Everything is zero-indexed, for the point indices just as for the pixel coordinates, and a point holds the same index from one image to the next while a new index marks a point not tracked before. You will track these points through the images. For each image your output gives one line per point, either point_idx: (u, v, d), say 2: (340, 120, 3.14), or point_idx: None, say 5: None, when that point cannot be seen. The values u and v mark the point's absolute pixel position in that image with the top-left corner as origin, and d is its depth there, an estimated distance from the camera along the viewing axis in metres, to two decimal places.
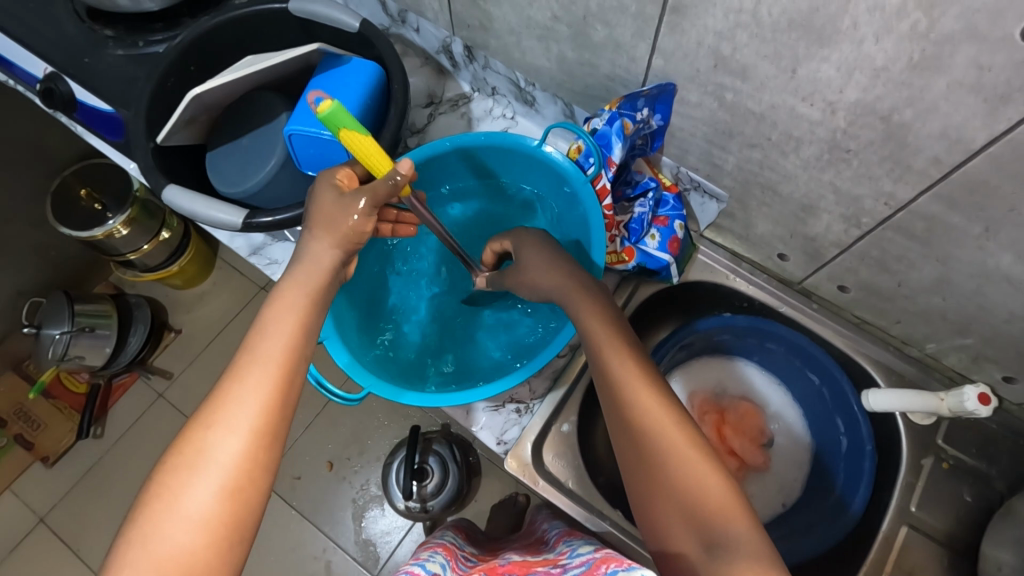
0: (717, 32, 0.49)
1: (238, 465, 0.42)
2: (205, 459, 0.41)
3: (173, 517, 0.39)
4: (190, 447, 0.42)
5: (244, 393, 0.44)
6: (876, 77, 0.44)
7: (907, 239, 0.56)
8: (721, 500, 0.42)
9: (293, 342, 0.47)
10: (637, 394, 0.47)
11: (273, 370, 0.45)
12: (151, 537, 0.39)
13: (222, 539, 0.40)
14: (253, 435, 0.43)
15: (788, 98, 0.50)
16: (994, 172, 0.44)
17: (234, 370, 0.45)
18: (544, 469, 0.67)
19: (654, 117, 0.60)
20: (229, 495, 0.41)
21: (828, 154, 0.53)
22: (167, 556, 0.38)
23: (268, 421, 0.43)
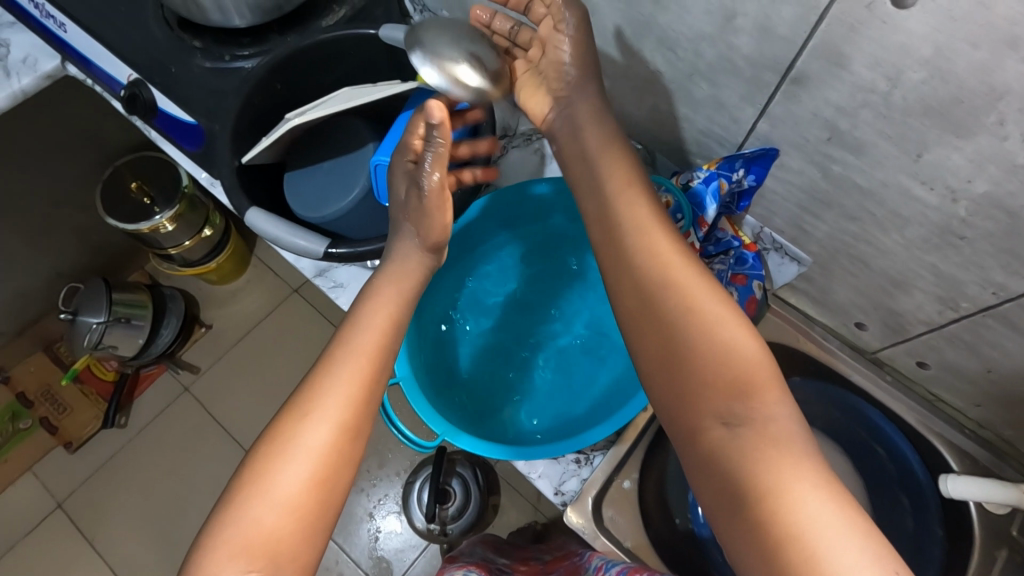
0: (838, 107, 0.48)
1: (324, 453, 0.43)
2: (296, 445, 0.43)
3: (263, 499, 0.41)
4: (283, 435, 0.44)
5: (337, 383, 0.46)
6: (1012, 173, 0.42)
7: (1008, 330, 0.54)
8: (752, 372, 0.41)
9: (383, 340, 0.50)
10: (663, 264, 0.46)
11: (361, 364, 0.48)
12: (241, 517, 0.41)
13: (306, 523, 0.41)
14: (341, 426, 0.45)
15: (904, 179, 0.49)
16: None
17: (327, 363, 0.48)
18: (603, 525, 0.65)
19: (748, 177, 0.58)
20: (317, 482, 0.43)
21: (936, 238, 0.51)
22: (256, 536, 0.40)
23: (354, 416, 0.46)
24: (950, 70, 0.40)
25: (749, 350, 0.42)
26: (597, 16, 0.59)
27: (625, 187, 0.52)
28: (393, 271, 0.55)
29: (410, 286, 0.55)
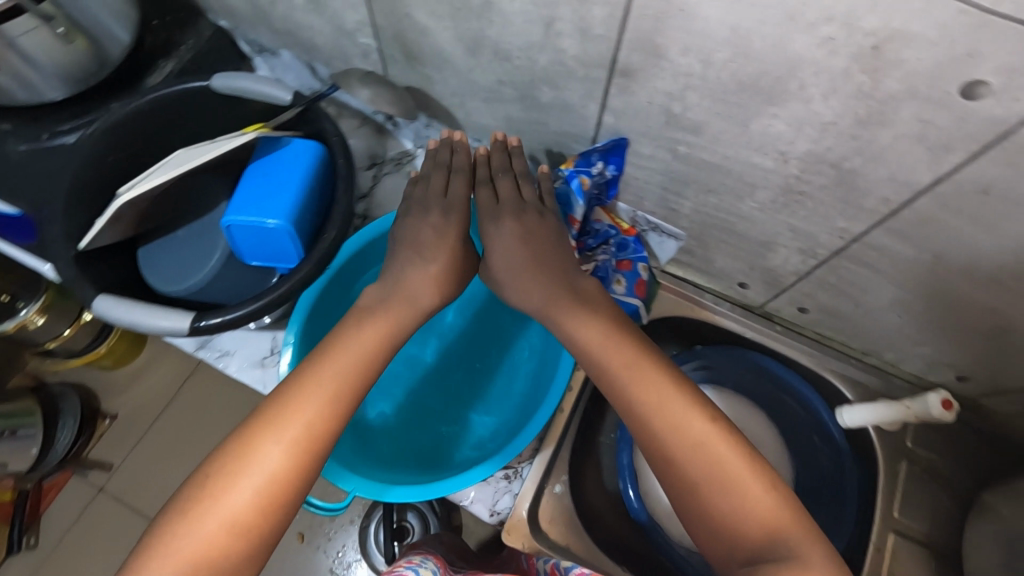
0: (667, 93, 0.50)
1: (280, 474, 0.43)
2: (254, 463, 0.43)
3: (214, 512, 0.40)
4: (241, 452, 0.43)
5: (308, 404, 0.46)
6: (825, 131, 0.45)
7: (863, 267, 0.58)
8: (774, 524, 0.40)
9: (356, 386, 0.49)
10: (663, 408, 0.45)
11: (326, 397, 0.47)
12: (188, 529, 0.40)
13: (248, 536, 0.41)
14: (300, 448, 0.44)
15: (741, 149, 0.51)
16: (941, 209, 0.47)
17: (293, 390, 0.47)
18: (543, 536, 0.63)
19: (609, 168, 0.60)
20: (269, 496, 0.42)
21: (782, 197, 0.54)
22: (201, 550, 0.39)
23: (315, 443, 0.45)
24: (749, 47, 0.42)
25: (758, 485, 0.41)
26: (432, 38, 0.58)
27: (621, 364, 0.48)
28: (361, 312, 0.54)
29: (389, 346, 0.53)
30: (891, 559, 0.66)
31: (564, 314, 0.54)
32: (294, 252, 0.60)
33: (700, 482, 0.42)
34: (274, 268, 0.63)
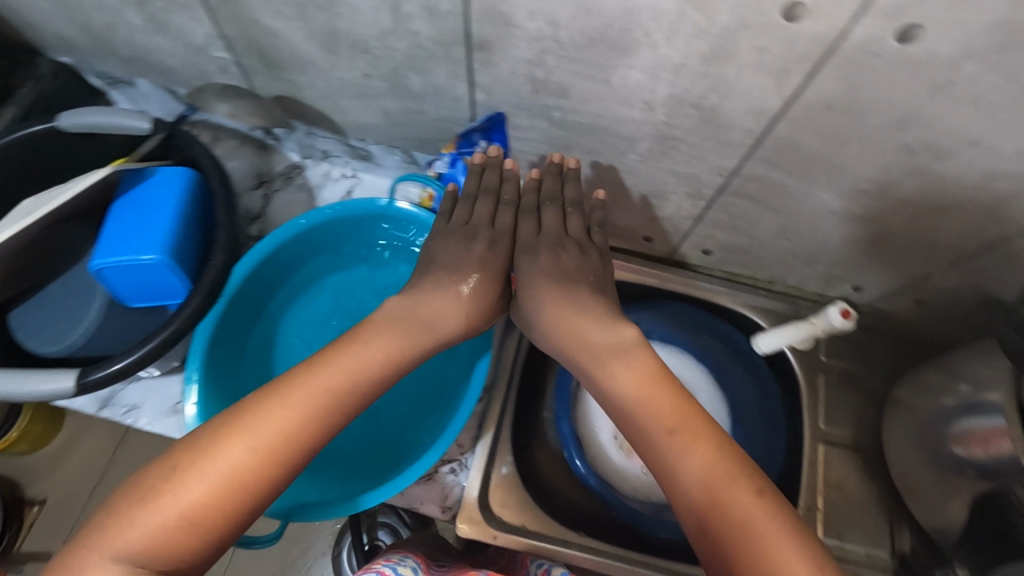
0: (527, 60, 0.50)
1: (243, 470, 0.39)
2: (217, 456, 0.39)
3: (159, 503, 0.37)
4: (203, 446, 0.40)
5: (287, 409, 0.43)
6: (678, 73, 0.47)
7: (747, 200, 0.61)
8: (776, 560, 0.35)
9: (344, 404, 0.46)
10: (677, 439, 0.43)
11: (306, 405, 0.44)
12: (128, 520, 0.36)
13: (201, 535, 0.37)
14: (270, 446, 0.41)
15: (609, 105, 0.52)
16: (798, 131, 0.49)
17: (273, 389, 0.44)
18: (497, 520, 0.63)
19: (494, 146, 0.61)
20: (235, 497, 0.39)
21: (659, 145, 0.56)
22: (140, 543, 0.36)
23: (287, 444, 0.42)
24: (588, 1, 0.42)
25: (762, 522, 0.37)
26: (287, 41, 0.56)
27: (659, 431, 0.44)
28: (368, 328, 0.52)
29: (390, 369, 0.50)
30: (824, 468, 0.69)
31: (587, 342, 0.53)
32: (182, 287, 0.57)
33: (734, 560, 0.37)
34: (163, 307, 0.60)
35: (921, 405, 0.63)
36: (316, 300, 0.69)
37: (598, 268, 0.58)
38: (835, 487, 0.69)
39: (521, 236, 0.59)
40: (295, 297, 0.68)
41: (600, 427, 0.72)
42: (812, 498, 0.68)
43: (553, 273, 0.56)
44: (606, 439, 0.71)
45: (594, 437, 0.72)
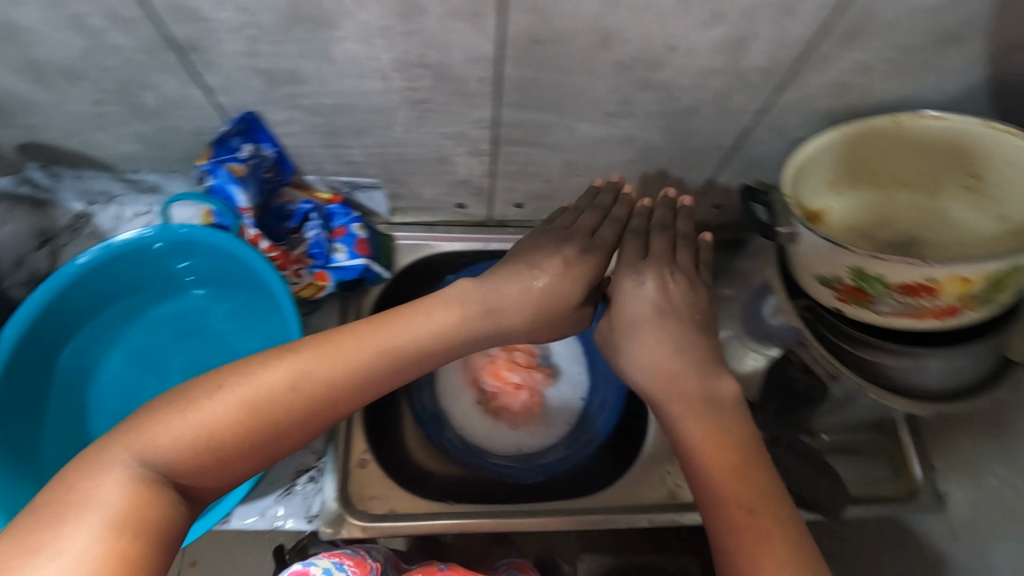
0: (243, 54, 0.49)
1: (267, 397, 0.42)
2: (248, 380, 0.42)
3: (181, 413, 0.40)
4: (237, 372, 0.43)
5: (322, 366, 0.45)
6: (389, 36, 0.47)
7: (523, 145, 0.63)
8: None
9: (375, 372, 0.47)
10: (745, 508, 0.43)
11: (340, 365, 0.45)
12: (157, 420, 0.40)
13: (214, 449, 0.40)
14: (296, 388, 0.43)
15: (346, 82, 0.53)
16: (524, 70, 0.51)
17: (315, 341, 0.46)
18: (361, 512, 0.64)
19: (265, 147, 0.59)
20: (255, 437, 0.42)
21: (414, 110, 0.57)
22: (161, 442, 0.39)
23: (313, 395, 0.44)
24: None
25: None
26: None
27: (733, 506, 0.43)
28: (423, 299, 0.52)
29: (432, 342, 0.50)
30: None
31: (666, 372, 0.49)
32: None
33: None
34: None
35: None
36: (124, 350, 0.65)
37: (703, 305, 0.53)
38: None
39: (625, 252, 0.55)
40: (99, 349, 0.64)
41: (462, 398, 0.76)
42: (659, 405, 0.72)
43: (651, 293, 0.52)
44: (469, 407, 0.76)
45: (457, 410, 0.75)
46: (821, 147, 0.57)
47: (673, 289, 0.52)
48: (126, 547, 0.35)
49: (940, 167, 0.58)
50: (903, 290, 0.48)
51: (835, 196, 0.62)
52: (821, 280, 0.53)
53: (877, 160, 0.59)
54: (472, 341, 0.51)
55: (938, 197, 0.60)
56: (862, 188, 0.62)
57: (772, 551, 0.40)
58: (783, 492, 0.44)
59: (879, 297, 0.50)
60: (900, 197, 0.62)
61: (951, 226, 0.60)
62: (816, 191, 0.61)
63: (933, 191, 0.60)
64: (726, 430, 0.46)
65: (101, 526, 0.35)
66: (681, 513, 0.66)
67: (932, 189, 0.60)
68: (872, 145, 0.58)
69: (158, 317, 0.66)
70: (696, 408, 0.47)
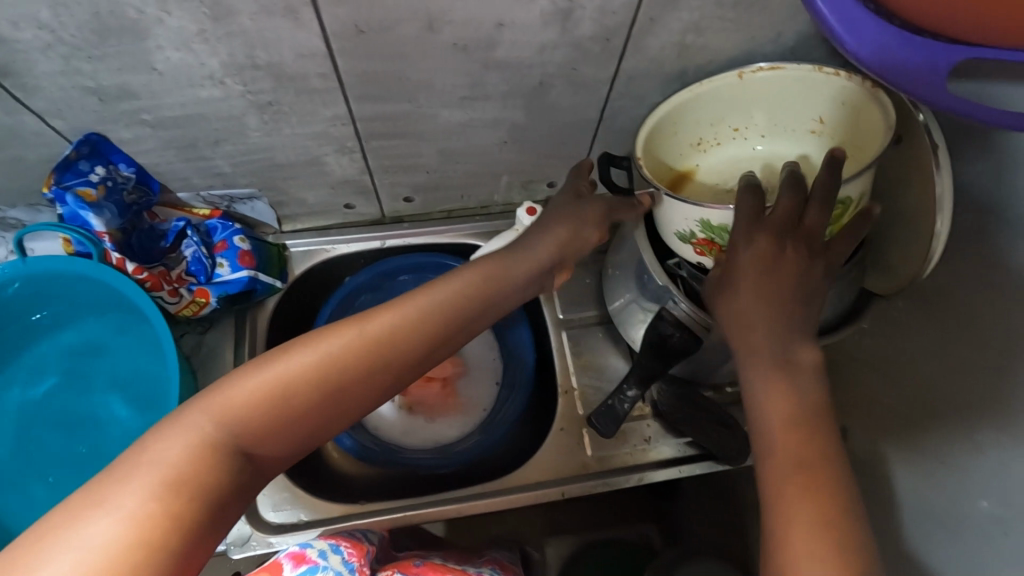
0: (62, 72, 0.48)
1: (336, 364, 0.41)
2: (315, 350, 0.41)
3: (252, 380, 0.39)
4: (306, 340, 0.42)
5: (385, 332, 0.43)
6: (208, 40, 0.47)
7: (390, 138, 0.63)
8: None
9: (439, 338, 0.45)
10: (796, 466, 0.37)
11: (406, 331, 0.44)
12: (228, 387, 0.39)
13: (283, 415, 0.40)
14: (362, 356, 0.42)
15: (181, 91, 0.52)
16: (360, 61, 0.51)
17: (381, 308, 0.44)
18: (269, 525, 0.63)
19: (120, 167, 0.58)
20: (315, 402, 0.40)
21: (264, 114, 0.56)
22: (232, 409, 0.38)
23: (379, 362, 0.42)
24: None
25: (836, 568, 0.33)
26: None
27: (787, 463, 0.38)
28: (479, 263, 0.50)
29: (488, 295, 0.49)
30: (574, 354, 0.74)
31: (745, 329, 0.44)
32: None
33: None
34: None
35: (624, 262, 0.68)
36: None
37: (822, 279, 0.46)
38: (586, 363, 0.73)
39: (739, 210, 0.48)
40: None
41: None
42: (567, 379, 0.73)
43: (760, 256, 0.45)
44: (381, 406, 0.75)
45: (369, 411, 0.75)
46: (674, 108, 0.59)
47: (793, 259, 0.45)
48: (178, 508, 0.35)
49: (791, 116, 0.61)
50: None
51: (701, 154, 0.65)
52: (678, 237, 0.55)
53: (733, 116, 0.62)
54: (512, 291, 0.51)
55: (796, 146, 0.63)
56: (726, 144, 0.64)
57: (818, 513, 0.35)
58: (849, 472, 0.37)
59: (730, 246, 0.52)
60: (762, 150, 0.64)
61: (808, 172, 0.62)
62: (681, 151, 0.64)
63: (787, 140, 0.63)
64: (796, 396, 0.40)
65: (163, 484, 0.35)
66: (594, 481, 0.68)
67: (788, 138, 0.63)
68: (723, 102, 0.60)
69: (27, 362, 0.64)
70: (769, 370, 0.42)
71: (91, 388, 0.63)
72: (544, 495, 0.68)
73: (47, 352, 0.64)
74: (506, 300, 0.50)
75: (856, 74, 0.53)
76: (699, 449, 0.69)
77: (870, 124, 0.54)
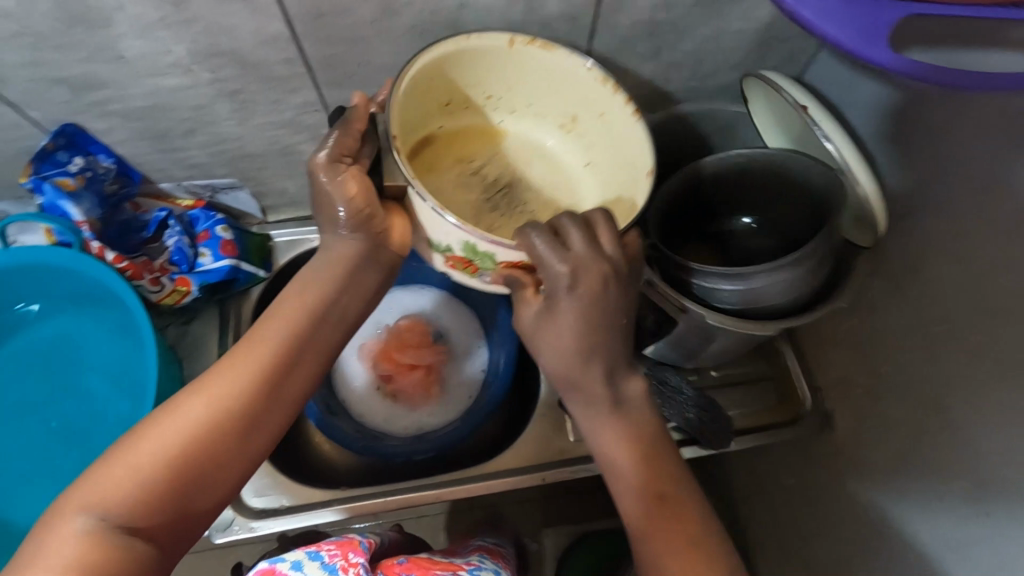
0: (29, 63, 0.48)
1: (214, 410, 0.40)
2: (186, 406, 0.40)
3: (128, 455, 0.37)
4: (171, 403, 0.40)
5: (249, 364, 0.43)
6: (169, 27, 0.47)
7: None
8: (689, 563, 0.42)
9: (304, 351, 0.46)
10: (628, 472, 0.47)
11: (271, 355, 0.44)
12: (101, 473, 0.37)
13: (177, 476, 0.38)
14: (237, 392, 0.42)
15: (148, 80, 0.52)
16: (325, 45, 0.51)
17: (232, 352, 0.44)
18: (251, 510, 0.65)
19: (100, 158, 0.60)
20: (206, 447, 0.39)
21: (234, 102, 0.56)
22: (114, 490, 0.36)
23: (256, 390, 0.42)
24: None
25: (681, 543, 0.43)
26: None
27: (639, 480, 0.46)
28: (310, 275, 0.50)
29: (334, 310, 0.49)
30: None
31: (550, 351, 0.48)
32: None
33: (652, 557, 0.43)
34: None
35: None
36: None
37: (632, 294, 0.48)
38: None
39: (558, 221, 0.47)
40: None
41: (359, 384, 0.76)
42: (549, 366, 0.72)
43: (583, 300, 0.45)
44: (367, 394, 0.75)
45: (353, 398, 0.75)
46: (437, 61, 0.51)
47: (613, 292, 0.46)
48: None
49: (545, 106, 0.60)
50: (510, 266, 0.49)
51: (447, 117, 0.60)
52: (433, 245, 0.52)
53: (494, 83, 0.57)
54: (350, 299, 0.50)
55: (541, 134, 0.63)
56: (476, 110, 0.60)
57: (669, 511, 0.45)
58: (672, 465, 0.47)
59: (484, 267, 0.50)
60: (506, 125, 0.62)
61: (553, 162, 0.63)
62: (428, 109, 0.57)
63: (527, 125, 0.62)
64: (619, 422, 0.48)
65: None
66: (575, 466, 0.67)
67: (539, 119, 0.62)
68: (497, 71, 0.56)
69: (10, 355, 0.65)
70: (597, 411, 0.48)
71: (75, 378, 0.65)
72: (527, 480, 0.68)
73: (19, 349, 0.65)
74: (345, 307, 0.50)
75: (629, 102, 0.53)
76: (684, 435, 0.69)
77: (625, 142, 0.56)
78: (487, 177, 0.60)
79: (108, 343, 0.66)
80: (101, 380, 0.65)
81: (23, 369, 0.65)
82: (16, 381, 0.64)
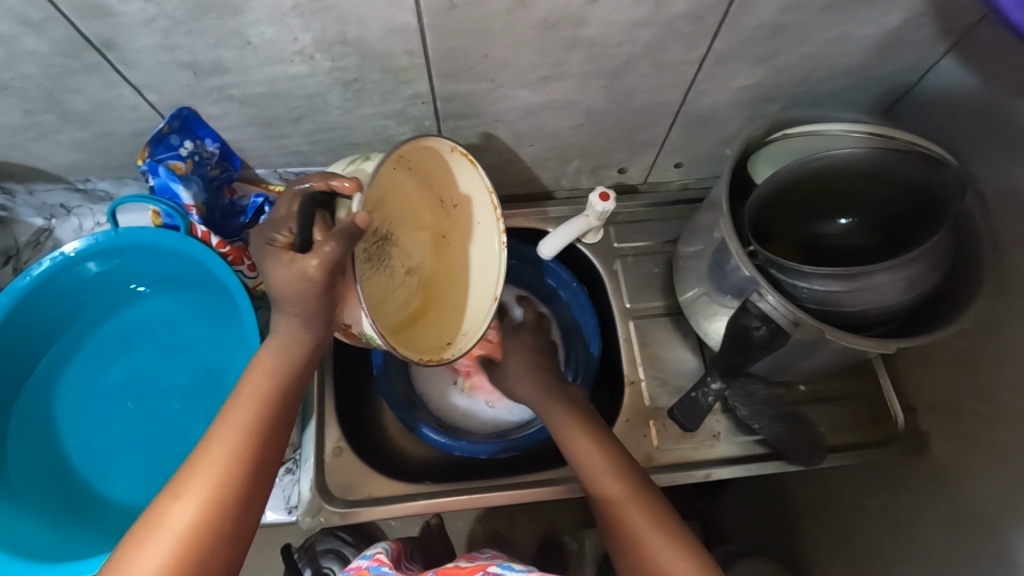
0: (160, 46, 0.49)
1: (197, 512, 0.42)
2: (162, 523, 0.42)
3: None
4: (147, 522, 0.42)
5: (211, 460, 0.44)
6: (302, 15, 0.47)
7: (467, 119, 0.63)
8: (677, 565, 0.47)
9: (266, 428, 0.46)
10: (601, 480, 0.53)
11: (231, 447, 0.45)
12: None
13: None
14: (208, 489, 0.43)
15: (271, 66, 0.52)
16: (449, 37, 0.50)
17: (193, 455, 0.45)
18: (337, 500, 0.64)
19: (207, 142, 0.59)
20: (198, 544, 0.42)
21: (348, 91, 0.56)
22: None
23: (226, 480, 0.43)
24: None
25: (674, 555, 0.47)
26: None
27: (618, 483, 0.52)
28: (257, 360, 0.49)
29: (288, 382, 0.48)
30: (640, 344, 0.72)
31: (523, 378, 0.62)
32: None
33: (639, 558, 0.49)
34: None
35: (697, 255, 0.65)
36: (55, 417, 0.64)
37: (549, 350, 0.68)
38: (651, 354, 0.72)
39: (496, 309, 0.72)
40: (61, 367, 0.66)
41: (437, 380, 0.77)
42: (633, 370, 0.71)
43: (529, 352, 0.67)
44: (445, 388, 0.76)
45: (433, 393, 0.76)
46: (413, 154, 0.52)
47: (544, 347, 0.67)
48: None
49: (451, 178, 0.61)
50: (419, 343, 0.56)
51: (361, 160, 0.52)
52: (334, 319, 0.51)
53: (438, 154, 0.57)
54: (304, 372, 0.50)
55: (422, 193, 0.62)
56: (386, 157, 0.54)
57: (651, 513, 0.50)
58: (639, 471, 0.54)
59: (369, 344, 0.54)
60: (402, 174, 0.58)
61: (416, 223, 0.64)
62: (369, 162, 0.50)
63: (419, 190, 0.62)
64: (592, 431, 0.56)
65: None
66: (660, 475, 0.66)
67: (419, 186, 0.62)
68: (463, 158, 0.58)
69: (116, 328, 0.67)
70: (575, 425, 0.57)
71: (171, 363, 0.67)
72: None
73: (125, 323, 0.68)
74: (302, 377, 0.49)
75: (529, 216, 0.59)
76: (770, 450, 0.67)
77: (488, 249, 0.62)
78: (369, 229, 0.58)
79: (208, 334, 0.68)
80: (195, 368, 0.66)
81: (125, 343, 0.67)
82: (118, 355, 0.67)
